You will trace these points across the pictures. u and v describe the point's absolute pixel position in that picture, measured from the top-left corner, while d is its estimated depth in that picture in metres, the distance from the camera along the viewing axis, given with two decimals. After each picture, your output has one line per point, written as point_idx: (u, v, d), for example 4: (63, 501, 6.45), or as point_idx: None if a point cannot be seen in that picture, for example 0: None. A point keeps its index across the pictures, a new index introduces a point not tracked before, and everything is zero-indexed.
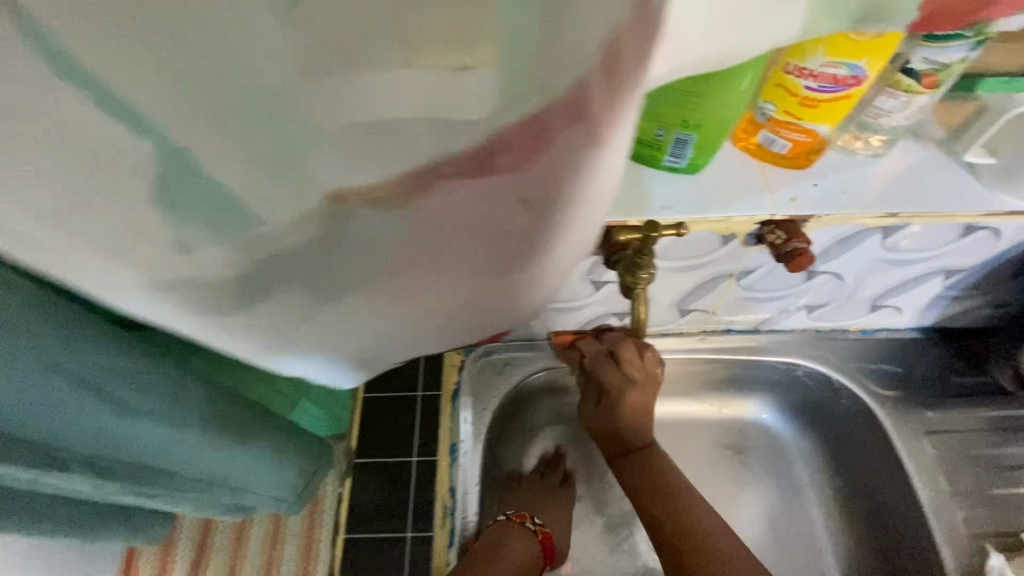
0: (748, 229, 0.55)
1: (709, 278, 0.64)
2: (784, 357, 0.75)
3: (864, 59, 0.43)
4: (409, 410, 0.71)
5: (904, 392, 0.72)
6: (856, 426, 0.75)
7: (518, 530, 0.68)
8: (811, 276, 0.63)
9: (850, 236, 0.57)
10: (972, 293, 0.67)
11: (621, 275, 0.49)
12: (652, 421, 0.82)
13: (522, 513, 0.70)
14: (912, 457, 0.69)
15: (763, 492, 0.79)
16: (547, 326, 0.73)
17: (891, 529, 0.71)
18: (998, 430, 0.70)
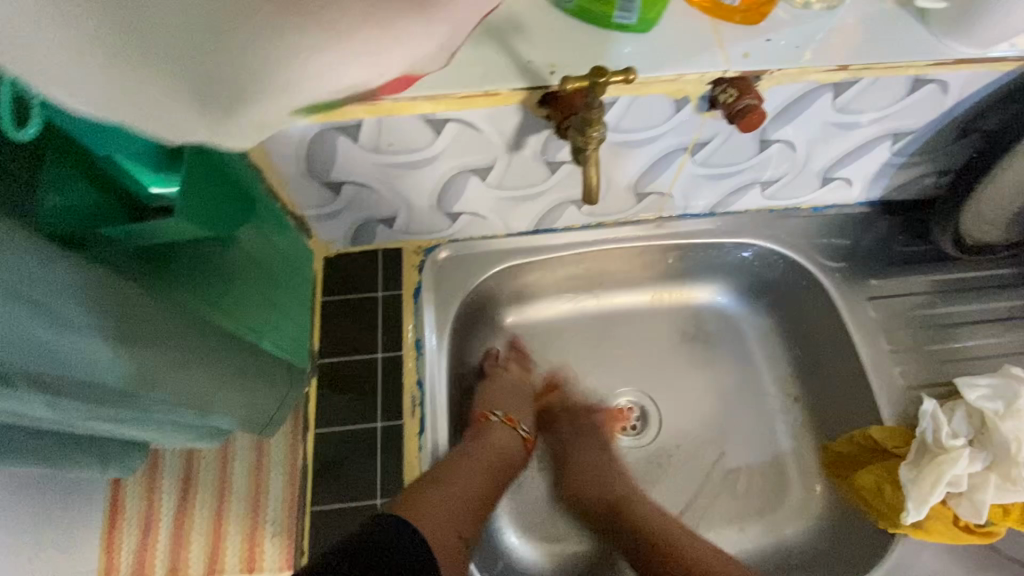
0: (701, 91, 0.53)
1: (663, 154, 0.63)
2: (740, 239, 0.76)
3: None
4: (370, 310, 0.74)
5: (852, 263, 0.75)
6: (806, 300, 0.78)
7: (506, 430, 0.74)
8: (764, 146, 0.63)
9: (802, 97, 0.56)
10: (919, 159, 0.69)
11: (571, 138, 0.47)
12: (611, 312, 0.85)
13: (511, 418, 0.76)
14: (856, 321, 0.72)
15: (718, 371, 0.83)
16: (504, 221, 0.72)
17: (836, 392, 0.75)
18: (935, 292, 0.74)
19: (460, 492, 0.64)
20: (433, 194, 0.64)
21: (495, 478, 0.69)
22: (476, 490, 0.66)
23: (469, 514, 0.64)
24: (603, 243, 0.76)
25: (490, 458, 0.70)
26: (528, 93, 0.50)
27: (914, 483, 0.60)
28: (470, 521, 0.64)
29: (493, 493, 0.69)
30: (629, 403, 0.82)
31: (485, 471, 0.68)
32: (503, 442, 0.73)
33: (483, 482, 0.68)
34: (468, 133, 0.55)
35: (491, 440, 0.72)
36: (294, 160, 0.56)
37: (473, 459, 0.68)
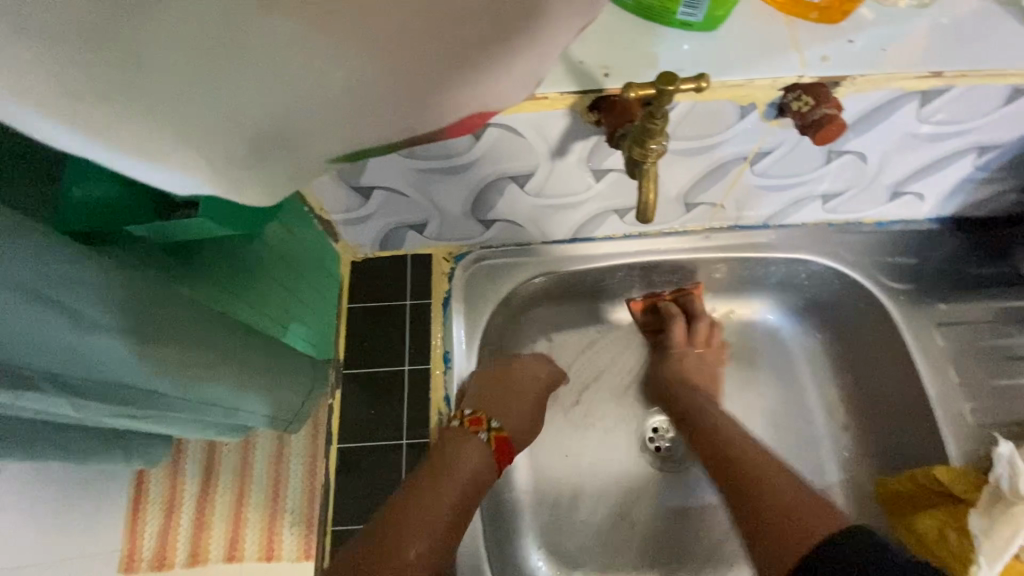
0: (770, 98, 0.48)
1: (720, 164, 0.57)
2: (795, 255, 0.71)
3: None
4: (398, 319, 0.70)
5: (917, 285, 0.69)
6: (865, 323, 0.72)
7: (474, 441, 0.62)
8: (833, 157, 0.57)
9: (883, 105, 0.50)
10: (1003, 175, 0.62)
11: (627, 150, 0.43)
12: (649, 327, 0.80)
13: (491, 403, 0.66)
14: (921, 349, 0.66)
15: (761, 393, 0.78)
16: (541, 229, 0.68)
17: (894, 424, 0.69)
18: (1011, 321, 0.67)
19: (408, 535, 0.54)
20: (468, 200, 0.60)
21: (458, 508, 0.58)
22: (434, 524, 0.56)
23: (420, 556, 0.54)
24: (646, 255, 0.71)
25: (451, 483, 0.59)
26: (578, 97, 0.46)
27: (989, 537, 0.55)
28: (423, 559, 0.54)
29: (458, 526, 0.58)
30: (664, 424, 0.78)
31: (444, 502, 0.57)
32: (469, 459, 0.61)
33: (442, 513, 0.57)
34: (510, 138, 0.51)
35: (453, 460, 0.60)
36: None
37: (427, 490, 0.57)
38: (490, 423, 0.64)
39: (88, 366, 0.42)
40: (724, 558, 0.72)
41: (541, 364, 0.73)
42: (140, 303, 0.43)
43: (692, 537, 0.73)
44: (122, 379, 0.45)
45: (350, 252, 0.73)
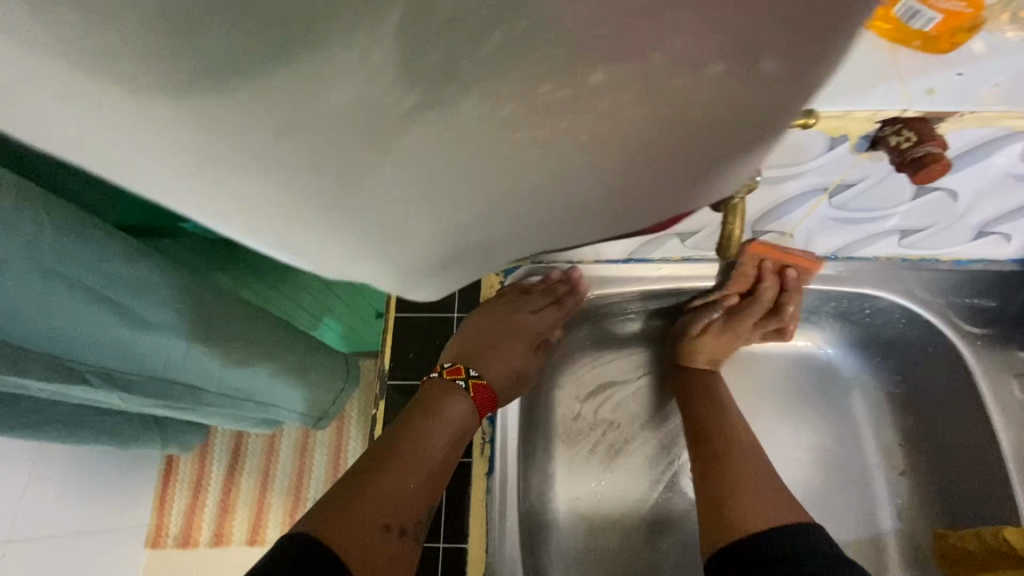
0: (865, 130, 0.45)
1: (798, 193, 0.54)
2: (862, 289, 0.67)
3: None
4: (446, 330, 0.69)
5: (994, 329, 0.66)
6: (931, 365, 0.68)
7: (454, 390, 0.60)
8: (921, 193, 0.54)
9: (986, 143, 0.47)
10: None
11: None
12: (694, 354, 0.78)
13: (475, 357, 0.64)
14: (996, 399, 0.63)
15: (812, 428, 0.75)
16: (597, 247, 0.66)
17: (958, 475, 0.66)
18: None
19: (401, 476, 0.53)
20: None
21: (445, 457, 0.57)
22: (423, 470, 0.55)
23: (406, 499, 0.52)
24: (704, 280, 0.69)
25: (440, 433, 0.57)
26: None
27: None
28: (412, 501, 0.53)
29: (442, 475, 0.57)
30: None
31: (434, 449, 0.56)
32: (456, 407, 0.59)
33: (432, 461, 0.56)
34: None
35: (443, 407, 0.59)
36: None
37: (418, 436, 0.56)
38: (468, 372, 0.62)
39: (115, 346, 0.57)
40: None
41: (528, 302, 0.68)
42: (208, 294, 0.64)
43: None
44: (115, 361, 0.58)
45: None
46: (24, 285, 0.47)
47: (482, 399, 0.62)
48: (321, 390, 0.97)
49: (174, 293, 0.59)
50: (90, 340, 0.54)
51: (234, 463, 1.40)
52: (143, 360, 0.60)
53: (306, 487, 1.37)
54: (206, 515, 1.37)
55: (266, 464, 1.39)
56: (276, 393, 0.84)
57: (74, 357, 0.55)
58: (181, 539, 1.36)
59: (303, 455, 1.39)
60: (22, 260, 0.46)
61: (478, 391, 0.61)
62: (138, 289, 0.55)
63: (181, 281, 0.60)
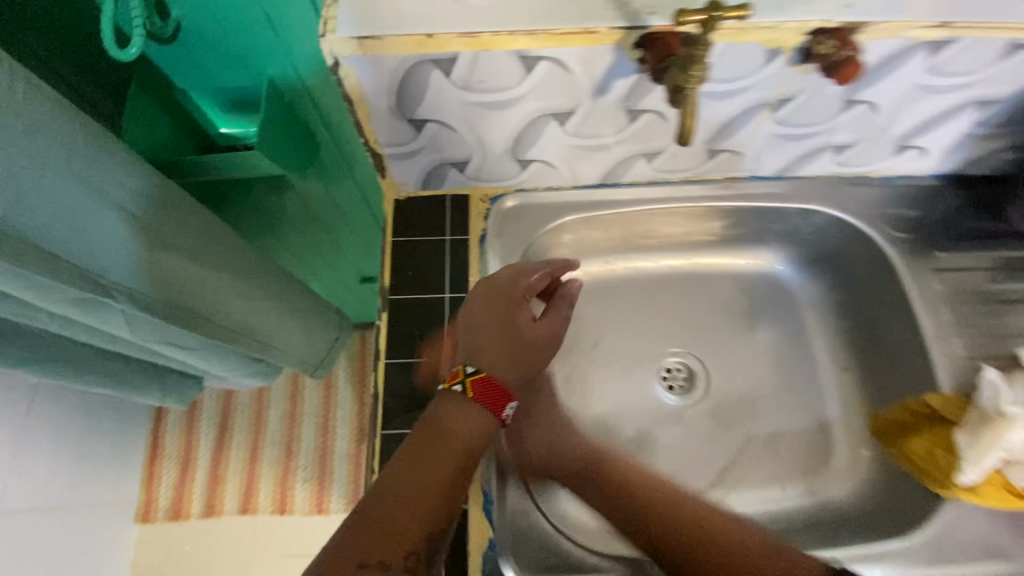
0: (797, 42, 0.53)
1: (745, 109, 0.62)
2: (805, 204, 0.76)
3: None
4: (438, 250, 0.73)
5: (918, 235, 0.75)
6: (865, 271, 0.78)
7: (461, 403, 0.57)
8: (847, 107, 0.63)
9: (894, 56, 0.56)
10: (999, 132, 0.68)
11: (672, 76, 0.48)
12: (662, 276, 0.87)
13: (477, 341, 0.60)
14: (919, 291, 0.72)
15: (768, 336, 0.84)
16: (573, 170, 0.73)
17: (890, 361, 0.76)
18: (999, 269, 0.74)
19: (396, 508, 0.51)
20: (511, 136, 0.65)
21: (447, 487, 0.53)
22: (417, 502, 0.52)
23: (400, 532, 0.50)
24: (669, 202, 0.77)
25: (442, 454, 0.55)
26: (626, 33, 0.51)
27: (973, 451, 0.61)
28: (403, 531, 0.51)
29: (447, 507, 0.53)
30: (677, 364, 0.84)
31: (427, 478, 0.53)
32: (462, 426, 0.56)
33: (428, 495, 0.53)
34: (558, 73, 0.55)
35: (447, 427, 0.56)
36: (385, 93, 0.57)
37: (422, 461, 0.54)
38: (462, 372, 0.58)
39: (135, 259, 0.61)
40: (728, 480, 0.77)
41: (522, 271, 0.65)
42: (205, 215, 0.69)
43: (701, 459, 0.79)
44: (137, 277, 0.62)
45: (393, 190, 0.75)
46: (58, 185, 0.52)
47: (488, 395, 0.57)
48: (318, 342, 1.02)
49: (180, 209, 0.64)
50: (115, 250, 0.59)
51: (224, 430, 1.43)
52: (162, 279, 0.65)
53: (296, 449, 1.41)
54: (198, 481, 1.39)
55: (256, 430, 1.43)
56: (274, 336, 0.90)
57: (99, 274, 0.59)
58: (171, 513, 1.38)
59: (292, 419, 1.43)
60: (55, 157, 0.51)
61: (479, 388, 0.57)
62: (148, 200, 0.60)
63: (184, 200, 0.65)
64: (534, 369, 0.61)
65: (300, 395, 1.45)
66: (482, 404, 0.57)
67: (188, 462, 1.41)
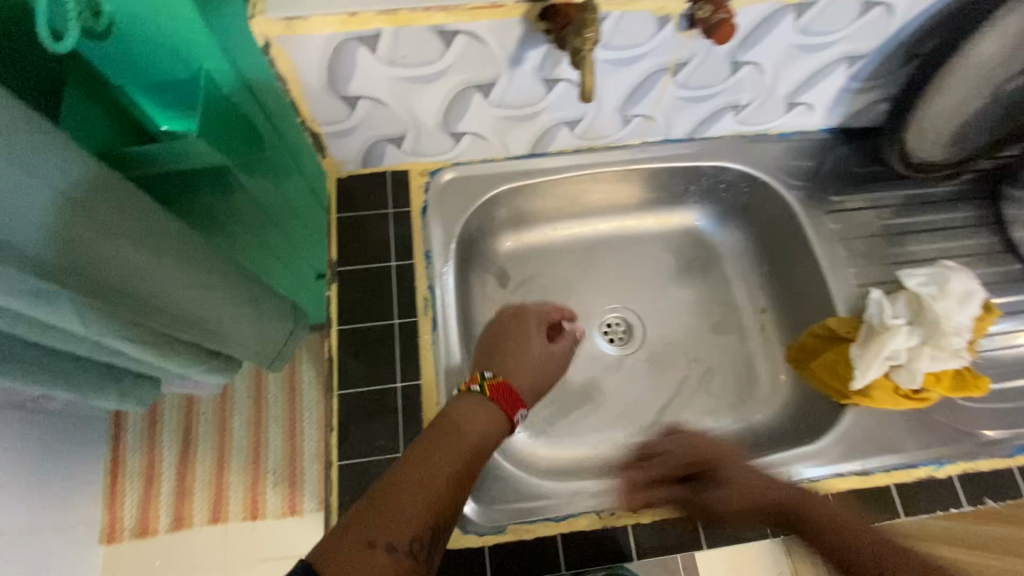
0: (681, 10, 0.61)
1: (649, 73, 0.70)
2: (716, 161, 0.85)
3: None
4: (381, 222, 0.77)
5: (813, 183, 0.84)
6: (773, 219, 0.87)
7: (480, 402, 0.61)
8: (736, 68, 0.71)
9: (768, 17, 0.64)
10: (871, 85, 0.77)
11: (571, 41, 0.54)
12: (597, 239, 0.94)
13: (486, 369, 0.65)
14: (816, 231, 0.82)
15: (695, 286, 0.92)
16: (504, 141, 0.78)
17: (798, 297, 0.85)
18: (884, 207, 0.84)
19: (406, 495, 0.51)
20: (441, 110, 0.70)
21: (455, 477, 0.54)
22: (427, 490, 0.52)
23: (407, 515, 0.50)
24: (595, 166, 0.84)
25: (452, 444, 0.56)
26: (530, 6, 0.57)
27: (863, 364, 0.70)
28: (409, 514, 0.50)
29: (452, 499, 0.54)
30: (617, 318, 0.91)
31: (435, 467, 0.54)
32: (475, 421, 0.59)
33: (438, 482, 0.53)
34: (475, 45, 0.61)
35: (460, 422, 0.59)
36: (317, 71, 0.61)
37: (433, 452, 0.55)
38: (482, 376, 0.63)
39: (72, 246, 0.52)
40: (668, 417, 0.84)
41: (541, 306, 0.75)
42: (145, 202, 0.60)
43: (642, 400, 0.86)
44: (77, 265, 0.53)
45: (335, 169, 0.79)
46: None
47: (503, 398, 0.62)
48: (270, 331, 0.95)
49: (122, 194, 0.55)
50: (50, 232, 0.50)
51: (187, 439, 1.36)
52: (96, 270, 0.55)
53: (265, 449, 1.35)
54: (164, 494, 1.32)
55: (222, 435, 1.37)
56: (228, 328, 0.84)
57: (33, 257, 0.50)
58: (138, 531, 1.29)
59: (258, 425, 1.37)
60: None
61: (497, 390, 0.62)
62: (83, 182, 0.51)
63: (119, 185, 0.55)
64: (543, 388, 0.68)
65: (264, 394, 1.40)
66: (493, 403, 0.61)
67: (152, 476, 1.34)
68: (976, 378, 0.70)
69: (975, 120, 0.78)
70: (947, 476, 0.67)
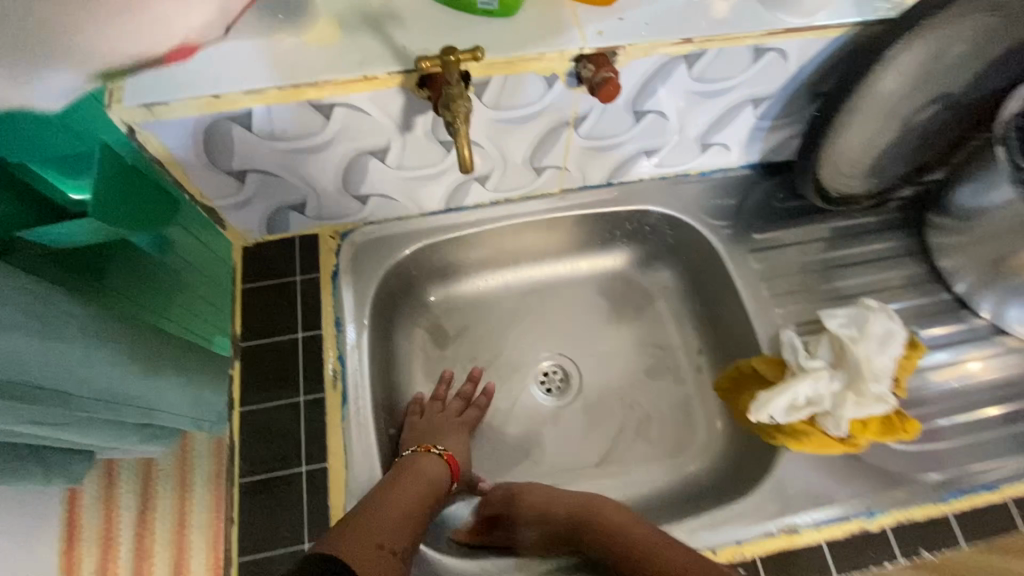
0: (566, 68, 0.59)
1: (550, 127, 0.68)
2: (639, 204, 0.83)
3: None
4: (288, 292, 0.75)
5: (736, 220, 0.83)
6: (702, 260, 0.85)
7: (433, 454, 0.72)
8: (640, 117, 0.70)
9: (659, 69, 0.62)
10: (782, 123, 0.76)
11: (442, 113, 0.52)
12: (528, 287, 0.91)
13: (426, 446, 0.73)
14: (740, 272, 0.80)
15: (629, 329, 0.90)
16: (414, 200, 0.76)
17: (729, 338, 0.82)
18: (812, 242, 0.83)
19: (390, 512, 0.61)
20: (339, 176, 0.68)
21: (425, 500, 0.66)
22: (406, 509, 0.62)
23: (394, 528, 0.60)
24: (515, 217, 0.82)
25: (413, 485, 0.66)
26: (404, 76, 0.55)
27: (780, 391, 0.68)
28: (397, 533, 0.60)
29: (422, 516, 0.64)
30: (552, 367, 0.89)
31: (409, 499, 0.64)
32: (433, 466, 0.70)
33: (413, 502, 0.64)
34: (357, 116, 0.59)
35: (420, 467, 0.69)
36: (194, 150, 0.59)
37: (405, 485, 0.65)
38: (435, 444, 0.73)
39: None
40: (606, 470, 0.82)
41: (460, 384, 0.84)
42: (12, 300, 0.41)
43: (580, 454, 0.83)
44: None
45: (241, 238, 0.76)
46: None
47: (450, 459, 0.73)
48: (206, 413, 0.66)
49: None
50: None
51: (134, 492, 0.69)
52: None
53: (192, 502, 0.68)
54: (124, 549, 0.67)
55: (144, 496, 0.69)
56: (176, 388, 0.61)
57: None
58: None
59: None
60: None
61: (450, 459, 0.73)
62: None
63: None
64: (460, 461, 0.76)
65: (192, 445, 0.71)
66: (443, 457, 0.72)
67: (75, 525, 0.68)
68: (904, 421, 0.68)
69: (890, 151, 0.77)
70: (880, 528, 0.65)
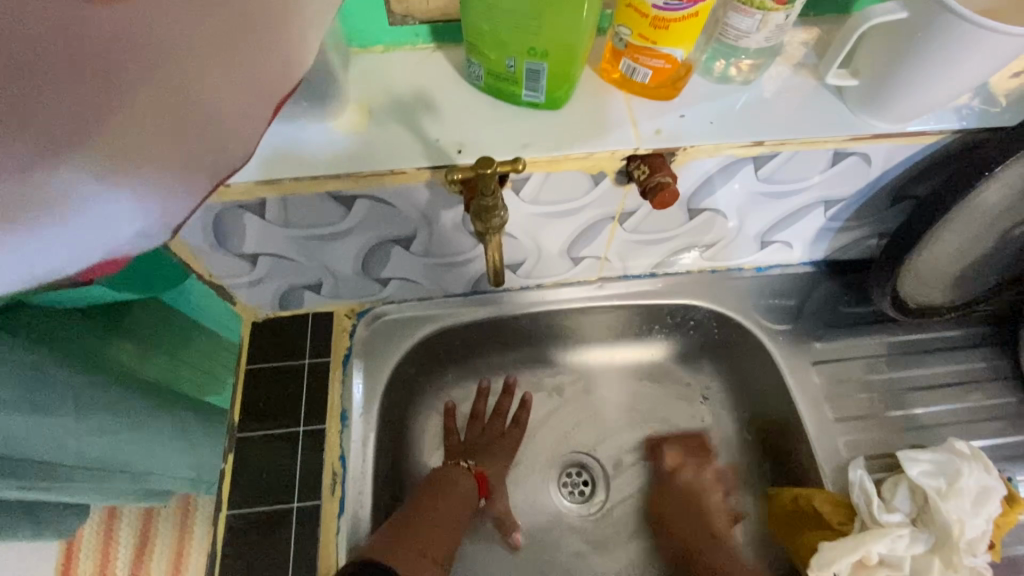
0: (616, 167, 0.53)
1: (592, 222, 0.61)
2: (684, 298, 0.75)
3: (680, 47, 0.47)
4: (296, 377, 0.69)
5: (796, 324, 0.74)
6: (754, 365, 0.75)
7: (463, 468, 0.73)
8: (693, 215, 0.62)
9: (722, 169, 0.55)
10: (855, 224, 0.68)
11: (472, 222, 0.46)
12: (555, 376, 0.83)
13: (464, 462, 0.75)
14: (799, 386, 0.71)
15: (667, 432, 0.80)
16: (439, 283, 0.70)
17: (784, 459, 0.72)
18: (883, 355, 0.73)
19: (433, 525, 0.65)
20: (358, 261, 0.62)
21: (461, 516, 0.69)
22: (447, 521, 0.67)
23: (437, 540, 0.65)
24: (547, 305, 0.75)
25: (449, 502, 0.69)
26: (433, 172, 0.49)
27: (851, 547, 0.57)
28: (440, 542, 0.65)
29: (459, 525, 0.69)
30: (577, 467, 0.80)
31: (446, 514, 0.67)
32: (465, 480, 0.72)
33: (450, 516, 0.68)
34: (381, 208, 0.54)
35: (454, 481, 0.71)
36: (200, 233, 0.54)
37: (443, 499, 0.69)
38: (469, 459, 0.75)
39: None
40: None
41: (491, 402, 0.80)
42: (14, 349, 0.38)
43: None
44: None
45: (250, 312, 0.71)
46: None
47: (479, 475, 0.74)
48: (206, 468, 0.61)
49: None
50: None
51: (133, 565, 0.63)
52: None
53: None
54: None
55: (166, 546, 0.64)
56: (172, 450, 0.55)
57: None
58: None
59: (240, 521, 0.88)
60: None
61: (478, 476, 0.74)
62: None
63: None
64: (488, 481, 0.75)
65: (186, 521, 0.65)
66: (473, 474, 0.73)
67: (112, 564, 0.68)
68: None
69: (982, 263, 0.67)
70: None
